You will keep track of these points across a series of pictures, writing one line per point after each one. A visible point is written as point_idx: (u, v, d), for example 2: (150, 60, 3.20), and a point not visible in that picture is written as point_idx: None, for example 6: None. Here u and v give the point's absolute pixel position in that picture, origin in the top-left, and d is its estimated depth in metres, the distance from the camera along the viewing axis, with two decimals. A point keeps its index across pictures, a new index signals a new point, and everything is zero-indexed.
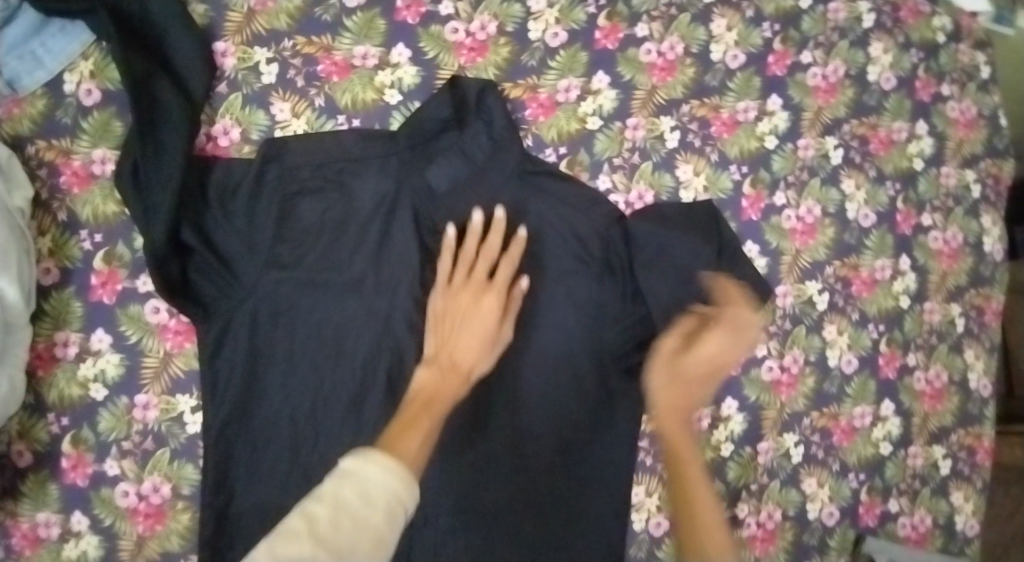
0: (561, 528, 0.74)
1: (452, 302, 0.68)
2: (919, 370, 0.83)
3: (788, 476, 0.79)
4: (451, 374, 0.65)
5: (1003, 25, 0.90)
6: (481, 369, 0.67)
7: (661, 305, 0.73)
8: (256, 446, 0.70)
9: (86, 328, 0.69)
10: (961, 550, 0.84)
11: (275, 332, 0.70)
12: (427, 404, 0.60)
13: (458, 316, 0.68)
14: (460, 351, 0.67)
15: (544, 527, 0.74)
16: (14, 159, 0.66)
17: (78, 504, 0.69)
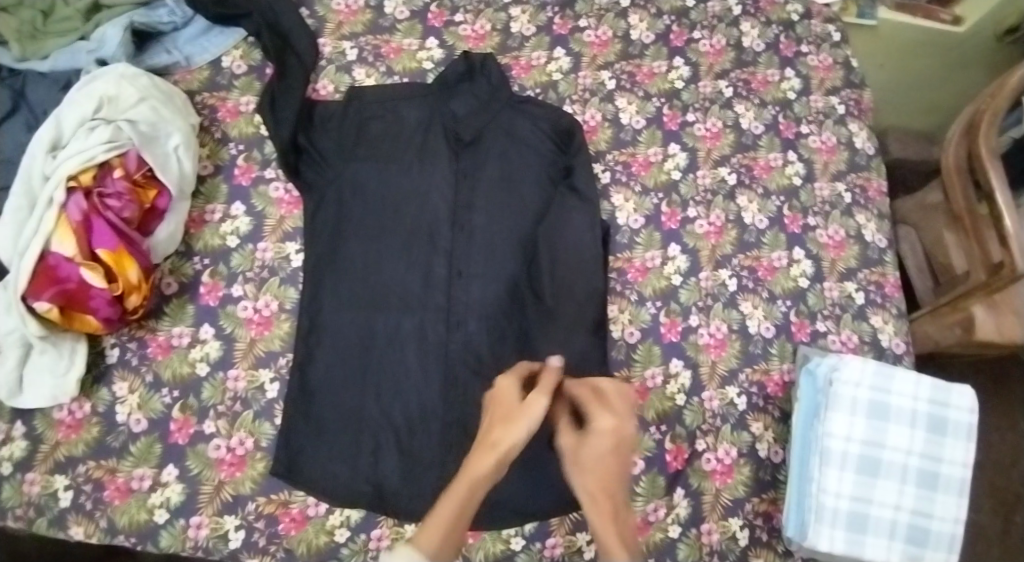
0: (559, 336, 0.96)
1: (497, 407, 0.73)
2: (820, 228, 1.09)
3: (728, 300, 1.03)
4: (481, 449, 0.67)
5: (867, 18, 1.34)
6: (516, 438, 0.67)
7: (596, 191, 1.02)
8: (339, 278, 0.97)
9: (228, 201, 1.00)
10: (895, 364, 1.03)
11: (352, 201, 0.99)
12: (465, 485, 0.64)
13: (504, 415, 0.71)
14: (502, 439, 0.67)
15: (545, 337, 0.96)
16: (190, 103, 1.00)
17: (208, 318, 0.94)
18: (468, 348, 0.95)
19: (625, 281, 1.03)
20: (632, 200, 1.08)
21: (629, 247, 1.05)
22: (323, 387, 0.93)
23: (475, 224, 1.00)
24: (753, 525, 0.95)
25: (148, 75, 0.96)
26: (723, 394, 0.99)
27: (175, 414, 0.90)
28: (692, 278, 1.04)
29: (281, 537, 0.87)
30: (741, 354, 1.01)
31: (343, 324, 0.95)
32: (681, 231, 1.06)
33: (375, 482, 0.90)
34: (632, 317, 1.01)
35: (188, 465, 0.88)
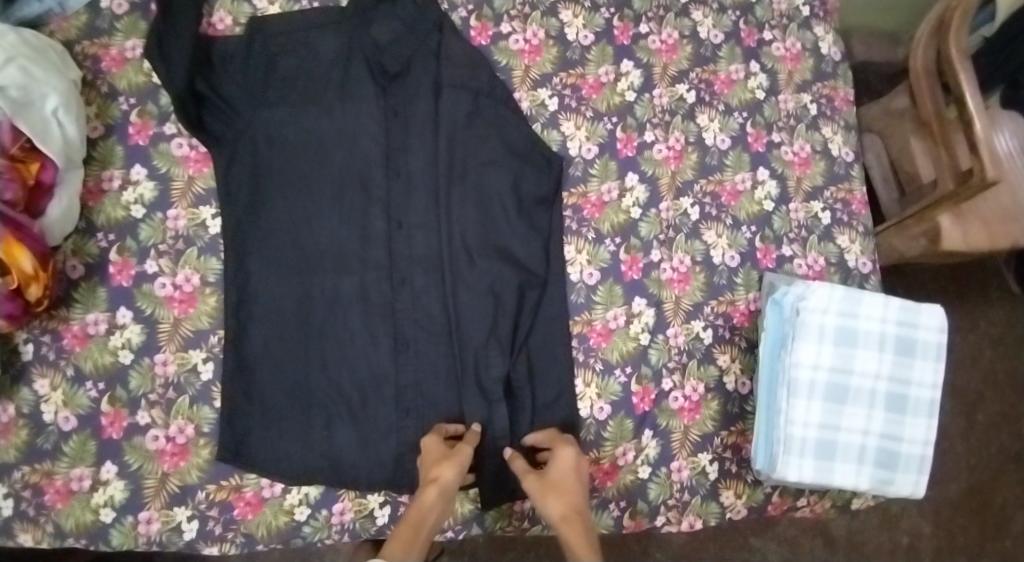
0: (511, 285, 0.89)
1: (431, 461, 0.77)
2: (785, 145, 1.04)
3: (691, 230, 0.98)
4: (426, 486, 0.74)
5: None
6: (428, 507, 0.72)
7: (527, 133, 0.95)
8: (266, 240, 0.87)
9: (126, 166, 0.89)
10: (861, 284, 1.02)
11: (271, 153, 0.88)
12: (414, 516, 0.71)
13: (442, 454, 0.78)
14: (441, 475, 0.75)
15: (497, 287, 0.89)
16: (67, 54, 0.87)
17: (123, 300, 0.85)
18: (416, 306, 0.88)
19: (581, 218, 0.96)
20: (584, 126, 0.99)
21: (583, 180, 0.97)
22: (262, 360, 0.85)
23: (412, 167, 0.90)
24: (722, 457, 0.94)
25: (13, 29, 0.81)
26: (688, 329, 0.95)
27: (105, 408, 0.83)
28: (652, 210, 0.98)
29: (238, 523, 0.84)
30: (706, 287, 0.97)
31: (275, 291, 0.87)
32: (639, 158, 0.99)
33: (331, 457, 0.85)
34: (590, 257, 0.95)
35: (127, 461, 0.82)
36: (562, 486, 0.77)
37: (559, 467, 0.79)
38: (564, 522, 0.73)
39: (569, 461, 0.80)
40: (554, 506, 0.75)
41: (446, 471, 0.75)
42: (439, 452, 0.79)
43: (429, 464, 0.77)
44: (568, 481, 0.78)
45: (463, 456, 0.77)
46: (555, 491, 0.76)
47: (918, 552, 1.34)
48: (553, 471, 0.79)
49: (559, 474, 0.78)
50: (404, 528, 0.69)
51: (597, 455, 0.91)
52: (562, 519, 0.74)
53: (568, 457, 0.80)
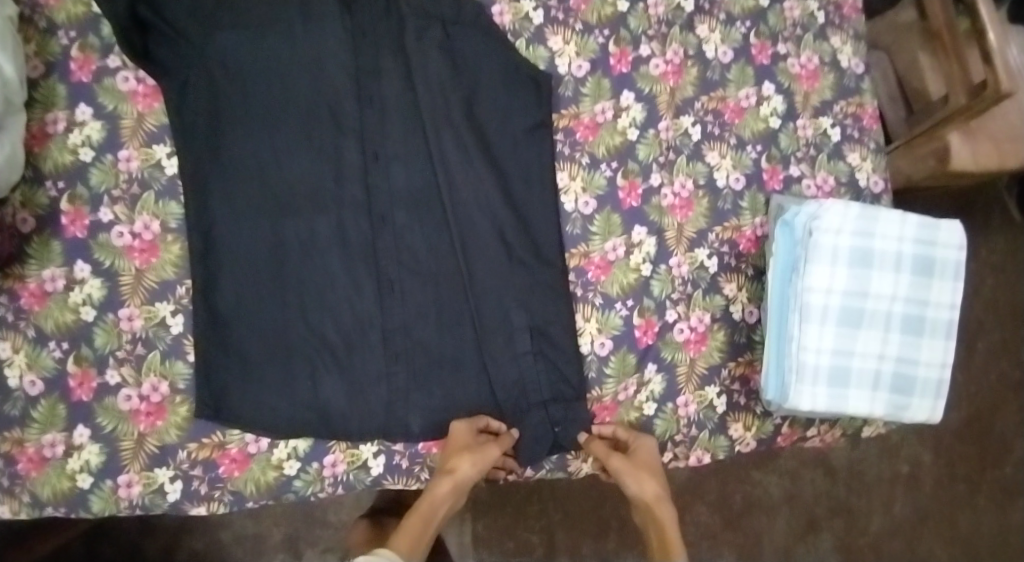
0: (502, 221, 0.85)
1: (444, 456, 0.81)
2: (791, 57, 0.97)
3: (692, 151, 0.92)
4: (439, 479, 0.80)
5: None
6: (440, 497, 0.80)
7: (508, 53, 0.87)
8: (229, 180, 0.81)
9: (70, 105, 0.80)
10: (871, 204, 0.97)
11: (228, 82, 0.81)
12: (425, 507, 0.80)
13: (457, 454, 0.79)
14: (453, 470, 0.79)
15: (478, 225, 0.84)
16: None
17: (79, 254, 0.79)
18: (399, 244, 0.83)
19: (573, 142, 0.89)
20: (573, 41, 0.91)
21: (574, 100, 0.90)
22: (236, 312, 0.80)
23: (385, 93, 0.85)
24: (730, 390, 0.89)
25: None
26: (692, 258, 0.90)
27: (71, 368, 0.78)
28: (651, 130, 0.91)
29: (225, 481, 0.79)
30: (709, 213, 0.91)
31: (243, 236, 0.80)
32: (634, 74, 0.92)
33: (317, 409, 0.80)
34: (585, 184, 0.89)
35: (100, 424, 0.78)
36: (655, 471, 0.83)
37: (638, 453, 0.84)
38: (654, 504, 0.84)
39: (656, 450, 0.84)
40: (647, 490, 0.83)
41: (465, 470, 0.79)
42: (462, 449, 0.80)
43: (440, 457, 0.81)
44: (654, 463, 0.84)
45: (489, 455, 0.80)
46: (645, 473, 0.83)
47: (919, 480, 1.33)
48: (641, 457, 0.84)
49: (645, 460, 0.84)
50: (417, 519, 0.80)
51: (599, 393, 0.86)
52: (651, 502, 0.84)
53: (650, 448, 0.84)
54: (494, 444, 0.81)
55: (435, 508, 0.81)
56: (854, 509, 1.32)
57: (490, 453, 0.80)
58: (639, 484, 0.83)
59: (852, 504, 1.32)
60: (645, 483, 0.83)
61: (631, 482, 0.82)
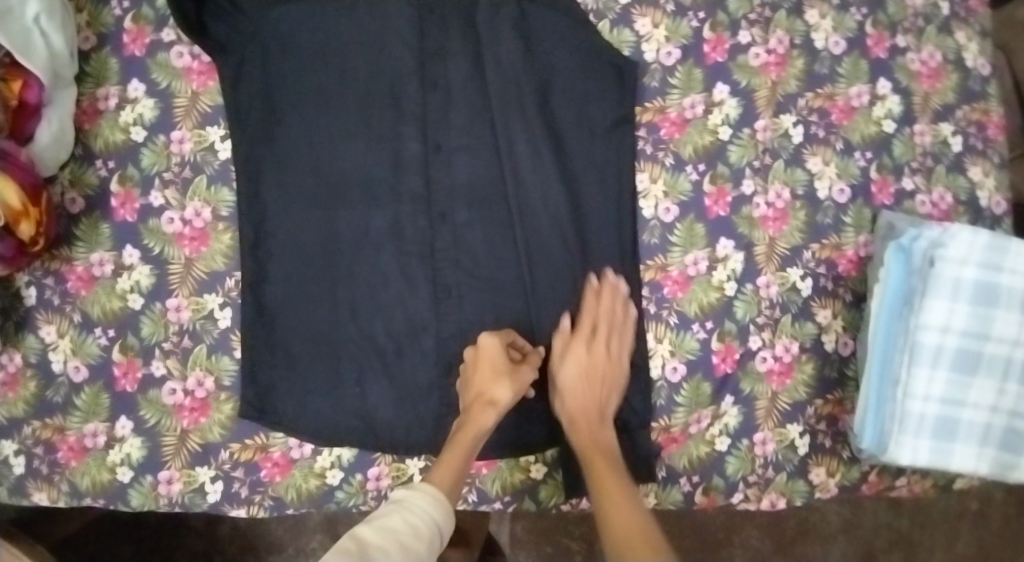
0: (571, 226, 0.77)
1: (472, 379, 0.71)
2: (911, 52, 0.85)
3: (791, 157, 0.82)
4: (480, 404, 0.69)
5: None
6: (487, 425, 0.67)
7: (586, 37, 0.78)
8: (283, 167, 0.76)
9: (122, 81, 0.77)
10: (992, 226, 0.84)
11: (286, 62, 0.76)
12: (466, 435, 0.67)
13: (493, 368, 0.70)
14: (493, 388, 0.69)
15: (543, 229, 0.77)
16: None
17: (129, 238, 0.76)
18: (459, 245, 0.76)
19: (657, 140, 0.80)
20: (664, 24, 0.81)
21: (661, 92, 0.81)
22: (285, 309, 0.75)
23: (452, 76, 0.77)
24: (815, 430, 0.81)
25: None
26: (783, 278, 0.80)
27: (117, 356, 0.75)
28: (746, 130, 0.81)
29: (266, 486, 0.76)
30: (806, 228, 0.81)
31: (295, 228, 0.76)
32: (730, 65, 0.82)
33: (365, 417, 0.75)
34: (668, 188, 0.80)
35: (142, 417, 0.75)
36: (599, 378, 0.73)
37: (584, 328, 0.74)
38: (573, 426, 0.70)
39: (606, 345, 0.73)
40: (577, 379, 0.72)
41: (504, 393, 0.68)
42: (496, 363, 0.70)
43: (469, 378, 0.71)
44: (606, 373, 0.73)
45: (525, 377, 0.70)
46: (587, 387, 0.72)
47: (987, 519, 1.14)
48: (566, 383, 0.72)
49: (578, 383, 0.72)
50: (458, 450, 0.65)
51: (666, 422, 0.79)
52: (590, 455, 0.68)
53: (596, 314, 0.74)
54: (529, 366, 0.72)
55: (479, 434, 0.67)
56: (915, 543, 1.14)
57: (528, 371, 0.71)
58: (563, 403, 0.72)
59: (914, 538, 1.14)
60: (571, 356, 0.72)
61: (555, 363, 0.73)
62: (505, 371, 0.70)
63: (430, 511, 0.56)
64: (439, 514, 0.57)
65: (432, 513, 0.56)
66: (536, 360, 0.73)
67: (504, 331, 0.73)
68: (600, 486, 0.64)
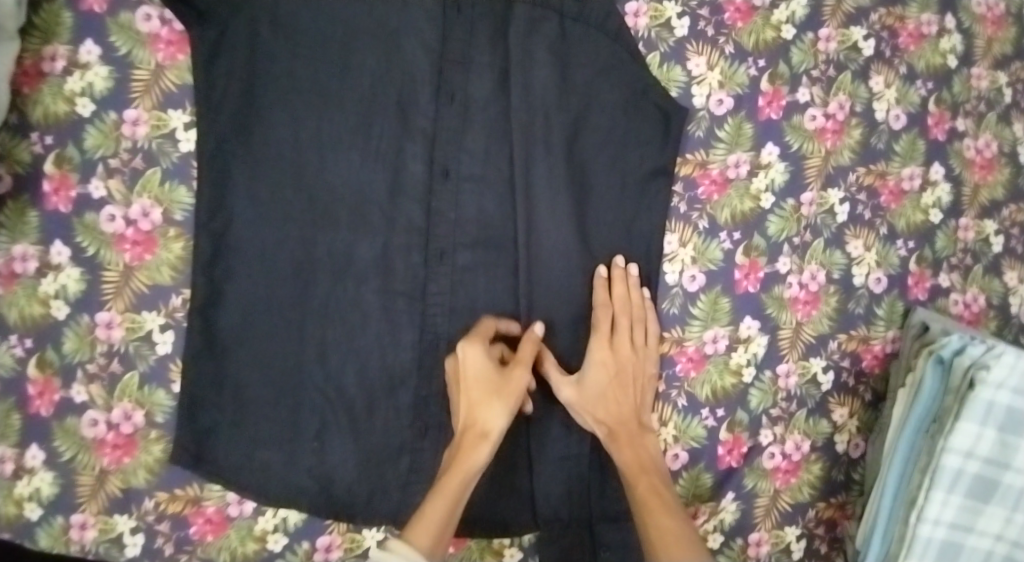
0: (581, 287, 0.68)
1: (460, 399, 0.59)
2: (969, 137, 0.79)
3: (833, 236, 0.73)
4: (468, 437, 0.57)
5: None
6: (479, 463, 0.56)
7: (631, 70, 0.68)
8: (258, 171, 0.63)
9: (74, 40, 0.63)
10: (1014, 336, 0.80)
11: (276, 44, 0.63)
12: (455, 477, 0.55)
13: (484, 389, 0.59)
14: (477, 415, 0.58)
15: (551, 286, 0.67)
16: None
17: (59, 233, 0.63)
18: (456, 291, 0.66)
19: (693, 198, 0.70)
20: (719, 67, 0.70)
21: (705, 143, 0.70)
22: (240, 341, 0.64)
23: (471, 91, 0.65)
24: (813, 534, 0.74)
25: None
26: (805, 368, 0.73)
27: (32, 372, 0.62)
28: (790, 200, 0.72)
29: (195, 545, 0.65)
30: (837, 315, 0.74)
31: (264, 247, 0.64)
32: (784, 124, 0.72)
33: (320, 476, 0.64)
34: (698, 253, 0.70)
35: (55, 447, 0.62)
36: (627, 377, 0.66)
37: (601, 328, 0.66)
38: (613, 441, 0.63)
39: (629, 343, 0.66)
40: (605, 383, 0.65)
41: (497, 419, 0.58)
42: (482, 375, 0.59)
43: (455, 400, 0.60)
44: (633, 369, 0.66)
45: (517, 387, 0.59)
46: (619, 392, 0.65)
47: None
48: (588, 384, 0.64)
49: (602, 389, 0.65)
50: (443, 499, 0.54)
51: None
52: (631, 471, 0.62)
53: (611, 309, 0.66)
54: (520, 369, 0.60)
55: (469, 475, 0.56)
56: None
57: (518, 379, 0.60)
58: (592, 415, 0.64)
59: None
60: (594, 360, 0.65)
61: (571, 391, 0.64)
62: (495, 389, 0.59)
63: None
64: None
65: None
66: (528, 357, 0.61)
67: (484, 327, 0.63)
68: (641, 503, 0.60)
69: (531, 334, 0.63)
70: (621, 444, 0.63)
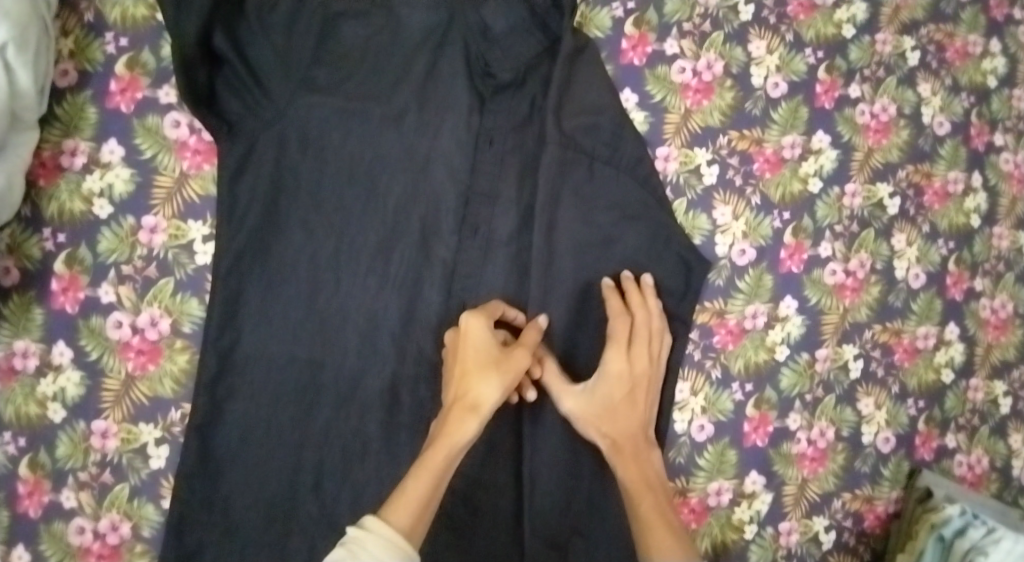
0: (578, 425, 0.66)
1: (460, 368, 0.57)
2: (985, 297, 0.79)
3: (845, 393, 0.72)
4: (458, 410, 0.54)
5: None
6: (467, 436, 0.53)
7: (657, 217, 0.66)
8: (271, 289, 0.62)
9: (97, 137, 0.63)
10: (1015, 499, 0.79)
11: (304, 162, 0.62)
12: (440, 456, 0.51)
13: (486, 362, 0.56)
14: (471, 388, 0.55)
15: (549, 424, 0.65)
16: None
17: (63, 333, 0.61)
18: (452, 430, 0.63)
19: (708, 346, 0.69)
20: (744, 217, 0.70)
21: (724, 292, 0.69)
22: (235, 459, 0.61)
23: (495, 226, 0.64)
24: None
25: None
26: (807, 526, 0.71)
27: (23, 472, 0.60)
28: (804, 355, 0.71)
29: None
30: (843, 473, 0.72)
31: (267, 368, 0.62)
32: (805, 277, 0.71)
33: None
34: (708, 403, 0.69)
35: (40, 551, 0.61)
36: (638, 392, 0.63)
37: (617, 335, 0.62)
38: (617, 453, 0.61)
39: (647, 355, 0.63)
40: (615, 397, 0.62)
41: (491, 392, 0.55)
42: (486, 351, 0.57)
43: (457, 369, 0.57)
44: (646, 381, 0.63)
45: (517, 365, 0.57)
46: (628, 406, 0.62)
47: None
48: (598, 393, 0.61)
49: (613, 402, 0.62)
50: (423, 479, 0.50)
51: None
52: (635, 487, 0.59)
53: (628, 319, 0.63)
54: (523, 351, 0.58)
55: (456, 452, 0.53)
56: None
57: (520, 359, 0.57)
58: (597, 426, 0.61)
59: None
60: (609, 371, 0.62)
61: (579, 382, 0.62)
62: (494, 361, 0.57)
63: (387, 552, 0.44)
64: (397, 557, 0.44)
65: (387, 560, 0.44)
66: (531, 342, 0.59)
67: (491, 309, 0.61)
68: (638, 518, 0.58)
69: (537, 322, 0.61)
70: (626, 459, 0.61)
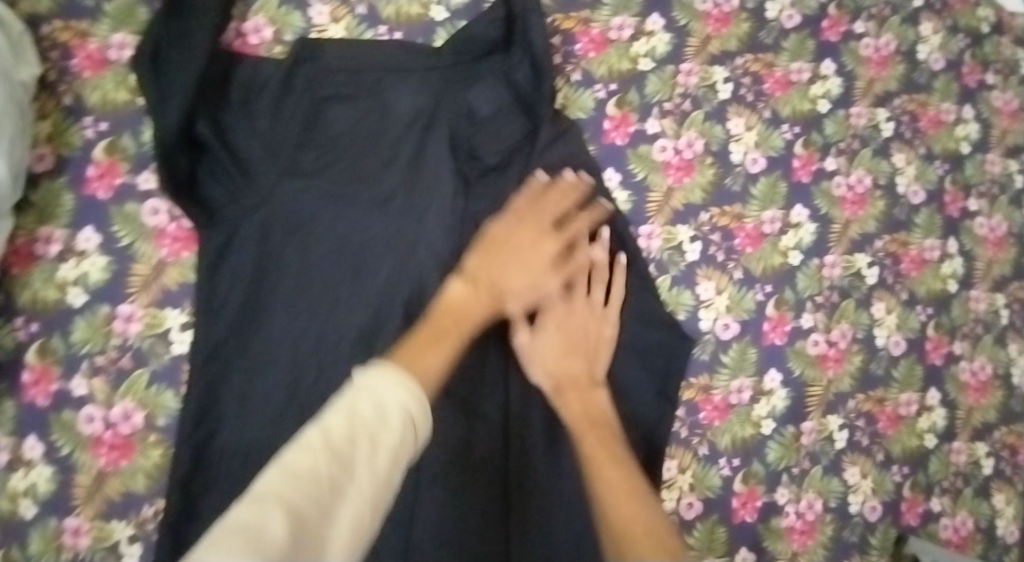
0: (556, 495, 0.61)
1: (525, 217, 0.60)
2: (964, 360, 0.80)
3: (831, 463, 0.73)
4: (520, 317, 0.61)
5: None
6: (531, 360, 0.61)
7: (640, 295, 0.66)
8: (251, 378, 0.60)
9: (74, 224, 0.62)
10: (1001, 559, 0.79)
11: (286, 246, 0.61)
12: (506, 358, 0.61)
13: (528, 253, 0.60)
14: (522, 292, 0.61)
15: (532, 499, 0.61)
16: (26, 38, 0.60)
17: (35, 426, 0.59)
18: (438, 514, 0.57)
19: (694, 423, 0.69)
20: (727, 292, 0.70)
21: (709, 367, 0.70)
22: None
23: None
24: None
25: None
26: None
27: None
28: (790, 427, 0.71)
29: None
30: (832, 543, 0.72)
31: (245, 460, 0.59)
32: (788, 349, 0.72)
33: None
34: (696, 480, 0.69)
35: None
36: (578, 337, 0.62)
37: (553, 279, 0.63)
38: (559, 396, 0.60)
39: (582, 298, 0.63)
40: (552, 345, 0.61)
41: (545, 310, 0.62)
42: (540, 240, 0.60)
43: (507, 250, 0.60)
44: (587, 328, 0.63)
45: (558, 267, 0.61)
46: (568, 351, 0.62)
47: None
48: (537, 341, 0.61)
49: (552, 349, 0.61)
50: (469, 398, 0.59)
51: None
52: (579, 424, 0.57)
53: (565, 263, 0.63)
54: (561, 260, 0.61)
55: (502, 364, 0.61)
56: None
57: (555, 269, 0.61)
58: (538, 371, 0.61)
59: None
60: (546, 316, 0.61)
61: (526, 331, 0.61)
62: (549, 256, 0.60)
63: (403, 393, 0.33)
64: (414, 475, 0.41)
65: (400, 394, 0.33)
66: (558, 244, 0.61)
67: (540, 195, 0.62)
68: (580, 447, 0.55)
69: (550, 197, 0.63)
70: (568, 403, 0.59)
